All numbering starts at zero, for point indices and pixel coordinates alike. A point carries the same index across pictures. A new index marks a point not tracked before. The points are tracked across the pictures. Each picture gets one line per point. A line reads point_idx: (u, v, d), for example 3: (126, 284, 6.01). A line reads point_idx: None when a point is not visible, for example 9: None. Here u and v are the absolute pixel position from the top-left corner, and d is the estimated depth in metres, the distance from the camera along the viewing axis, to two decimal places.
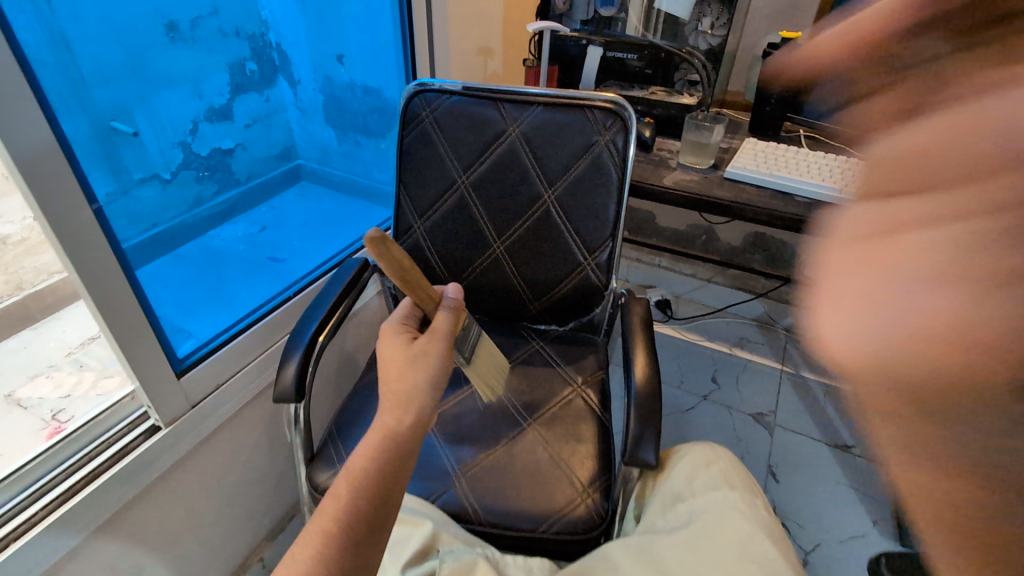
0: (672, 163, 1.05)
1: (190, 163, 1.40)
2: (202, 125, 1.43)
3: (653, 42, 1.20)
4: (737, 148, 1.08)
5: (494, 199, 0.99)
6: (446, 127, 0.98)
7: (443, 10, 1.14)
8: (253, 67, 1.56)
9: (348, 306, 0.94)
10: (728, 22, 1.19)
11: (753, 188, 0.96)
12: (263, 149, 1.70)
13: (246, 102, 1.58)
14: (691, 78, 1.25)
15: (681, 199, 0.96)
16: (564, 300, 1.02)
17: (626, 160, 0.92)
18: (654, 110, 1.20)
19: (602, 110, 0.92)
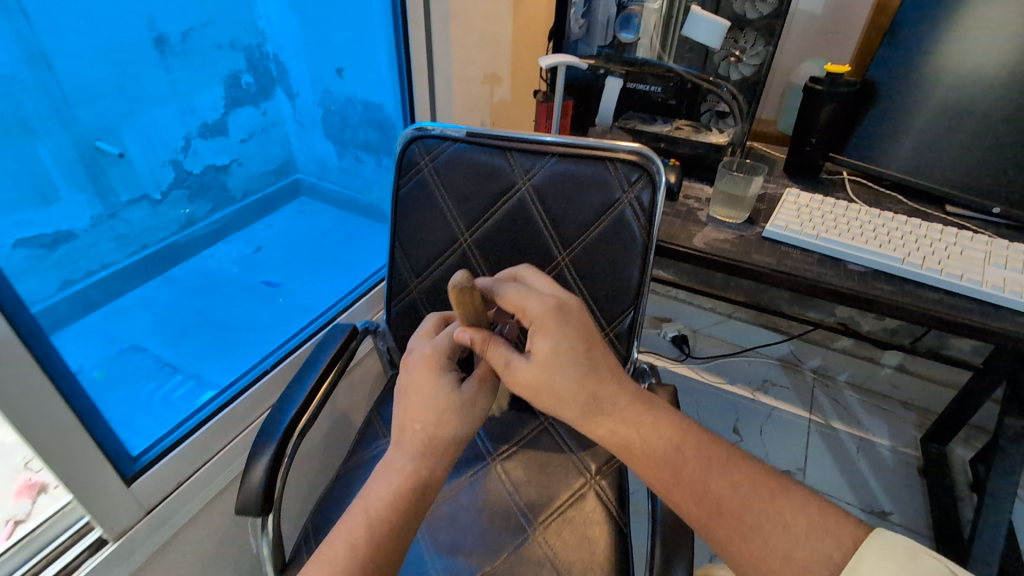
0: (702, 216, 0.94)
1: (180, 182, 1.96)
2: (195, 141, 2.00)
3: (679, 72, 1.10)
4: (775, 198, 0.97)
5: (500, 258, 0.87)
6: (447, 178, 0.86)
7: (446, 39, 1.02)
8: (249, 81, 2.10)
9: (331, 384, 0.83)
10: (763, 52, 1.07)
11: (798, 251, 0.84)
12: (260, 163, 2.28)
13: (245, 119, 2.14)
14: (718, 108, 1.14)
15: (716, 264, 0.84)
16: None
17: (652, 220, 0.81)
18: (678, 150, 1.08)
19: (625, 163, 0.80)
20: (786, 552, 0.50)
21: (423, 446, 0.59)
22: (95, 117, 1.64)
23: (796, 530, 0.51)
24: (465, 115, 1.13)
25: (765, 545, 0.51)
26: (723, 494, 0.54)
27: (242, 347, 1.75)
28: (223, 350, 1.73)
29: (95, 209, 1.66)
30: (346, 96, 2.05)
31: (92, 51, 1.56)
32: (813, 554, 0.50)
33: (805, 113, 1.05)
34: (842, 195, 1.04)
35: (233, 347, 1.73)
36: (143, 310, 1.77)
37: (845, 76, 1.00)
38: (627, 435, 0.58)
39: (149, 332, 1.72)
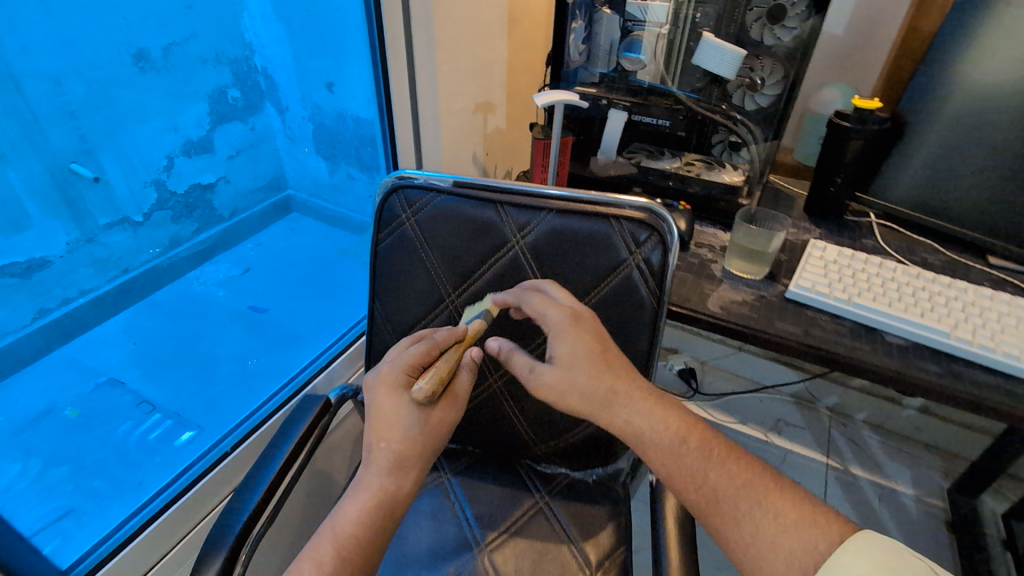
0: (716, 269, 0.85)
1: (162, 203, 1.92)
2: (178, 160, 1.95)
3: (689, 104, 1.03)
4: (798, 248, 0.87)
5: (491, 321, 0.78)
6: (431, 233, 0.77)
7: (433, 70, 0.92)
8: (236, 95, 2.05)
9: (295, 471, 0.75)
10: (783, 78, 0.96)
11: (827, 317, 0.74)
12: (249, 179, 2.20)
13: (230, 133, 2.08)
14: (732, 139, 1.04)
15: (737, 331, 0.74)
16: (580, 447, 0.82)
17: (663, 284, 0.72)
18: (689, 189, 0.99)
19: (632, 221, 0.71)
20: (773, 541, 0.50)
21: (393, 462, 0.58)
22: (71, 139, 1.56)
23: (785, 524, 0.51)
24: (455, 149, 1.03)
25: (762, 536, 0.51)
26: (720, 485, 0.55)
27: (227, 385, 1.57)
28: (203, 386, 1.58)
29: (72, 233, 1.62)
30: (336, 113, 1.85)
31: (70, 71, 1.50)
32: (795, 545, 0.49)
33: (830, 149, 0.95)
34: (871, 240, 0.94)
35: (214, 381, 1.60)
36: (123, 339, 1.70)
37: (875, 113, 0.89)
38: (638, 424, 0.60)
39: (127, 364, 1.63)
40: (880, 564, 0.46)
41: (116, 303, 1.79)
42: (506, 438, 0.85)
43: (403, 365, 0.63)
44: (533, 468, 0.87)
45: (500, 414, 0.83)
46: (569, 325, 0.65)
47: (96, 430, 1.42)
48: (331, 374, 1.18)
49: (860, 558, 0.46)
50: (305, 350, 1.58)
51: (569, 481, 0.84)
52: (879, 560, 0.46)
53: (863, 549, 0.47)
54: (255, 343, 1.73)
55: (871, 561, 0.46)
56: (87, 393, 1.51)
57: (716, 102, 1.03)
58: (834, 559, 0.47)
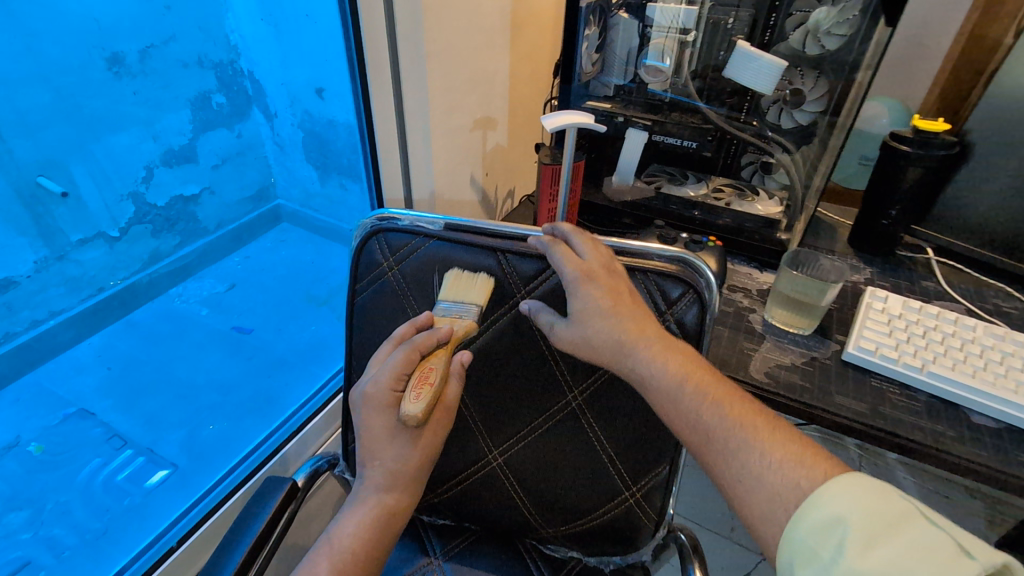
0: (754, 320, 0.72)
1: (142, 217, 1.64)
2: (158, 170, 1.65)
3: (717, 122, 0.90)
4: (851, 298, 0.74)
5: (490, 389, 0.66)
6: (417, 286, 0.64)
7: (423, 86, 0.79)
8: (221, 101, 1.74)
9: (262, 563, 0.62)
10: (827, 94, 0.83)
11: (895, 389, 0.62)
12: (236, 190, 1.86)
13: (214, 140, 1.77)
14: (764, 161, 0.91)
15: (785, 405, 0.61)
16: (596, 534, 0.69)
17: (700, 348, 0.59)
18: (719, 221, 0.87)
19: (662, 275, 0.59)
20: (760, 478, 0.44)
21: (388, 481, 0.55)
22: (35, 149, 1.34)
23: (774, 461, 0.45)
24: (450, 173, 0.91)
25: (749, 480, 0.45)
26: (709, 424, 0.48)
27: (210, 415, 1.30)
28: (183, 414, 1.31)
29: (38, 251, 1.39)
30: (328, 121, 1.48)
31: (31, 73, 1.28)
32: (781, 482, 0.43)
33: (884, 176, 0.82)
34: (932, 282, 0.82)
35: (198, 411, 1.32)
36: (97, 365, 1.43)
37: (939, 136, 0.77)
38: (638, 368, 0.52)
39: (100, 393, 1.36)
40: (863, 508, 0.39)
41: (90, 326, 1.51)
42: (509, 518, 0.72)
43: (388, 380, 0.52)
44: (539, 549, 0.75)
45: (500, 493, 0.71)
46: (589, 283, 0.54)
47: (61, 469, 1.18)
48: (303, 440, 1.06)
49: (841, 501, 0.40)
50: (306, 380, 1.31)
51: (581, 569, 0.73)
52: (863, 504, 0.40)
53: (846, 490, 0.41)
54: (242, 369, 1.43)
55: (853, 504, 0.40)
56: (53, 426, 1.27)
57: (746, 119, 0.90)
58: (812, 501, 0.41)
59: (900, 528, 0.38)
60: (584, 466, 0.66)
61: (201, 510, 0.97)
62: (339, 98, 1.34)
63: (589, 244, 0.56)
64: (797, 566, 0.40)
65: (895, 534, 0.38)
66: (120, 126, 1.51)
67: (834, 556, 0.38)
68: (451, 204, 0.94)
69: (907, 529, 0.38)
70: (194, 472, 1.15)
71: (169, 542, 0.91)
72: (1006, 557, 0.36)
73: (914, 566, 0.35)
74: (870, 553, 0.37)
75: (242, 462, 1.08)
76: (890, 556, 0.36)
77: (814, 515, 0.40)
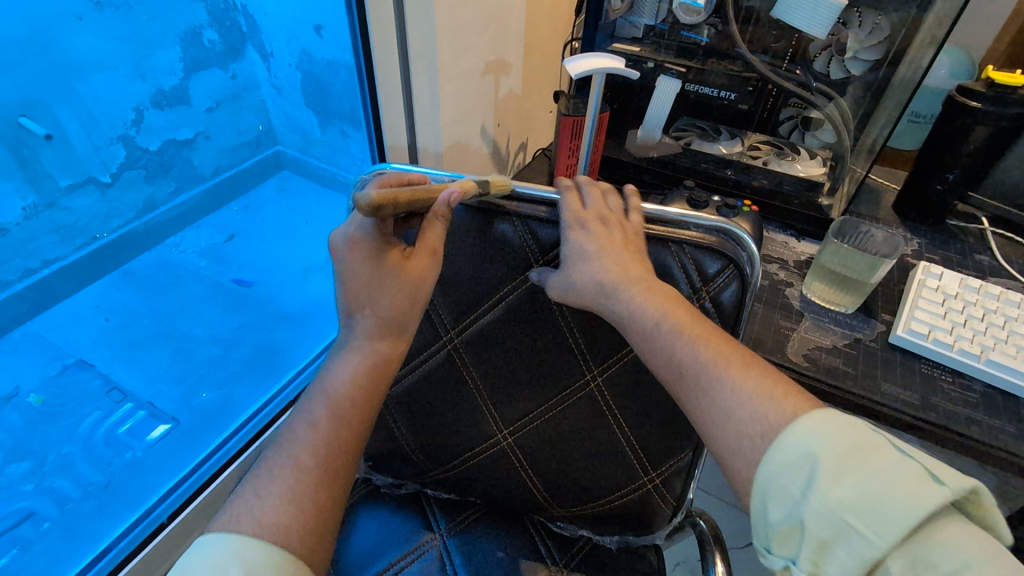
0: (791, 295, 0.66)
1: (135, 161, 1.51)
2: (148, 112, 1.50)
3: (760, 70, 0.80)
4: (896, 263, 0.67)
5: (500, 366, 0.61)
6: (427, 255, 0.58)
7: (431, 18, 0.69)
8: (213, 38, 1.55)
9: None
10: (886, 40, 0.74)
11: (949, 377, 0.57)
12: (232, 135, 1.72)
13: (206, 82, 1.60)
14: (805, 116, 0.83)
15: (824, 391, 0.57)
16: (610, 515, 0.66)
17: (737, 324, 0.54)
18: (753, 181, 0.80)
19: (697, 249, 0.52)
20: (727, 411, 0.42)
21: None
22: (15, 87, 1.20)
23: (745, 394, 0.42)
24: (459, 122, 0.82)
25: (722, 416, 0.43)
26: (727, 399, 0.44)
27: (210, 372, 1.25)
28: (186, 369, 1.25)
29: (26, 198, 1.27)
30: (328, 62, 1.33)
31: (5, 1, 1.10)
32: (749, 416, 0.41)
33: (945, 139, 0.74)
34: (986, 255, 0.76)
35: (197, 368, 1.26)
36: (95, 315, 1.35)
37: (1019, 91, 0.69)
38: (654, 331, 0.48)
39: (99, 344, 1.28)
40: (839, 440, 0.37)
41: (86, 274, 1.41)
42: (518, 496, 0.69)
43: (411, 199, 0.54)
44: (546, 525, 0.73)
45: (509, 472, 0.67)
46: (593, 244, 0.50)
47: (61, 422, 1.12)
48: None
49: (816, 434, 0.38)
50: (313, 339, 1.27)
51: (591, 548, 0.70)
52: (840, 436, 0.37)
53: (822, 423, 0.38)
54: (242, 324, 1.37)
55: (828, 436, 0.37)
56: (52, 377, 1.20)
57: (789, 67, 0.81)
58: (783, 436, 0.39)
59: (873, 459, 0.36)
60: (603, 448, 0.61)
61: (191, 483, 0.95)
62: (337, 33, 1.21)
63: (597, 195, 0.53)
64: (769, 501, 0.39)
65: (866, 465, 0.36)
66: (108, 64, 1.35)
67: (805, 491, 0.37)
68: (459, 157, 0.86)
69: (878, 460, 0.36)
70: (197, 430, 1.12)
71: (160, 518, 0.93)
72: (974, 482, 0.35)
73: (886, 501, 0.34)
74: (843, 489, 0.36)
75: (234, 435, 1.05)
76: (862, 491, 0.35)
77: (784, 450, 0.38)
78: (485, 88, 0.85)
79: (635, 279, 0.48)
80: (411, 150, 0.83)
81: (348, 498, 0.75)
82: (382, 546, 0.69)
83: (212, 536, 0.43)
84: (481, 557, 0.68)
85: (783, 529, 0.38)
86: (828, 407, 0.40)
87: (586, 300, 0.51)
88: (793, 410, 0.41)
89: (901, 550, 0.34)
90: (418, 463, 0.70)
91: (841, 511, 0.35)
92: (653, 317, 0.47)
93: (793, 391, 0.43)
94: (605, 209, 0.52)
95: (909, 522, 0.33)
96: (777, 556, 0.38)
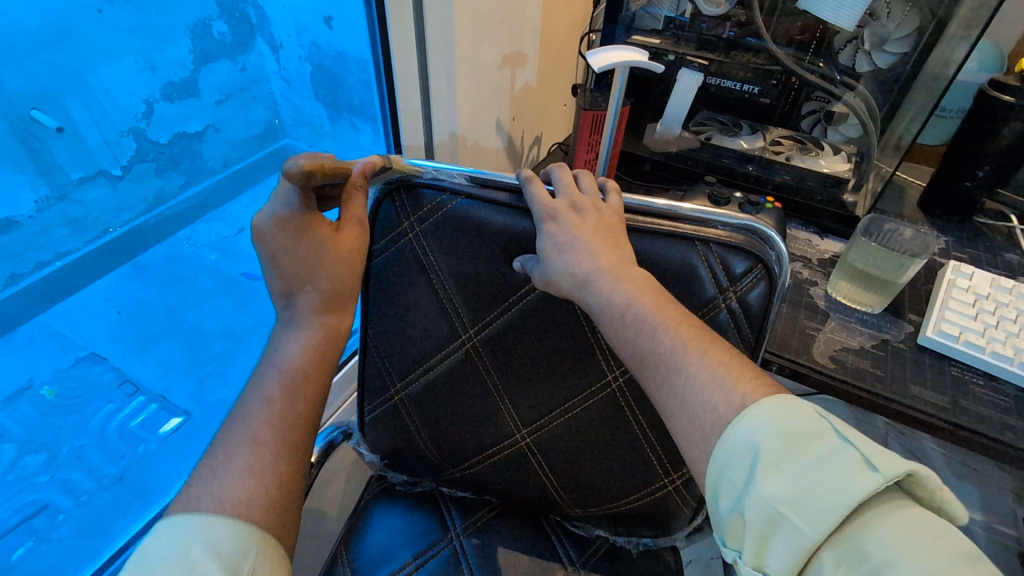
0: (816, 294, 0.66)
1: (145, 154, 1.50)
2: (158, 105, 1.48)
3: (784, 63, 0.79)
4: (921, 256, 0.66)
5: (519, 365, 0.60)
6: (444, 252, 0.57)
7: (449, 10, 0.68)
8: (223, 30, 1.52)
9: None
10: (915, 33, 0.73)
11: (981, 380, 0.56)
12: (242, 128, 1.71)
13: (217, 74, 1.58)
14: (829, 110, 0.81)
15: (852, 394, 0.56)
16: (628, 516, 0.65)
17: (763, 326, 0.52)
18: (776, 177, 0.79)
19: (724, 247, 0.51)
20: (681, 400, 0.42)
21: None
22: (28, 80, 1.19)
23: (699, 380, 0.42)
24: (474, 116, 0.81)
25: (676, 403, 0.43)
26: None
27: (221, 366, 1.25)
28: (197, 363, 1.25)
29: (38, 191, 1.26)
30: (338, 54, 1.31)
31: None
32: (701, 405, 0.41)
33: (975, 135, 0.72)
34: (1014, 254, 0.75)
35: (209, 361, 1.26)
36: (106, 308, 1.35)
37: None
38: None
39: (110, 337, 1.28)
40: (779, 431, 0.37)
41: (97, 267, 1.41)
42: (536, 496, 0.68)
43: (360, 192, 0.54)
44: (562, 525, 0.72)
45: (527, 472, 0.66)
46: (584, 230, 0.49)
47: (73, 414, 1.12)
48: None
49: (757, 425, 0.38)
50: None
51: (608, 549, 0.70)
52: (780, 427, 0.38)
53: (763, 414, 0.38)
54: (253, 317, 1.37)
55: (768, 428, 0.38)
56: (64, 369, 1.20)
57: (813, 60, 0.80)
58: (727, 430, 0.39)
59: (812, 447, 0.37)
60: (623, 449, 0.60)
61: None
62: (348, 24, 1.19)
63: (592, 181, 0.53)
64: (717, 495, 0.39)
65: (804, 454, 0.37)
66: (120, 57, 1.34)
67: (748, 484, 0.37)
68: (474, 151, 0.85)
69: (818, 448, 0.37)
70: (210, 425, 1.12)
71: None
72: (910, 466, 0.35)
73: (822, 493, 0.35)
74: (781, 480, 0.36)
75: None
76: (799, 482, 0.36)
77: (727, 444, 0.39)
78: (500, 82, 0.84)
79: (608, 263, 0.47)
80: (427, 144, 0.82)
81: (364, 495, 0.74)
82: (397, 544, 0.68)
83: (172, 517, 0.41)
84: (497, 555, 0.67)
85: (730, 522, 0.38)
86: (774, 396, 0.40)
87: (565, 290, 0.49)
88: (743, 397, 0.41)
89: (837, 540, 0.34)
90: (434, 462, 0.70)
91: (778, 503, 0.36)
92: (622, 303, 0.46)
93: (748, 370, 0.43)
94: (576, 195, 0.51)
95: (840, 511, 0.34)
96: (729, 549, 0.39)
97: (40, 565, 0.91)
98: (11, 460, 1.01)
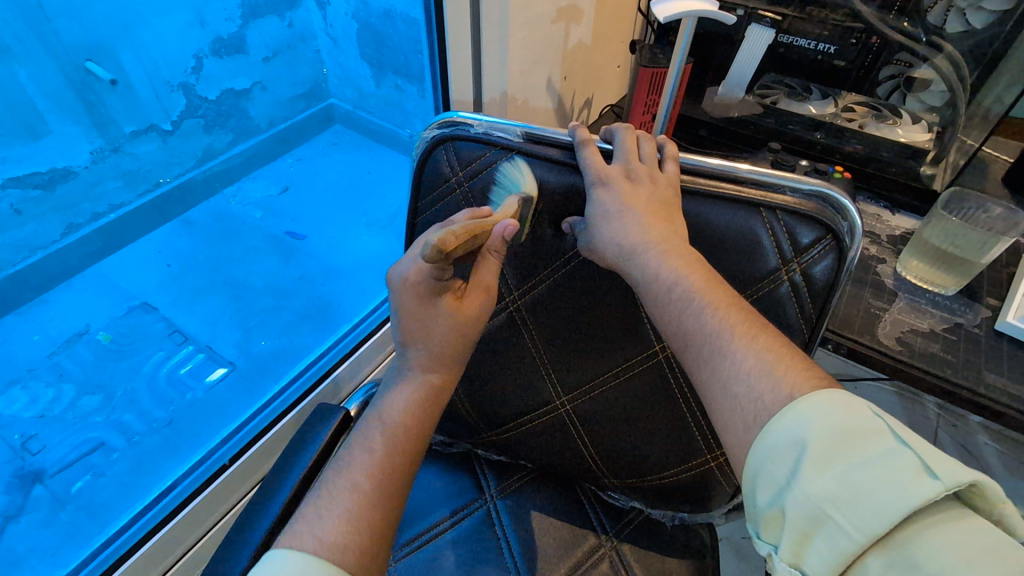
0: (884, 273, 0.68)
1: (195, 110, 1.51)
2: (207, 61, 1.48)
3: (868, 21, 0.76)
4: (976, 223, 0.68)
5: (564, 332, 0.58)
6: (489, 212, 0.56)
7: None
8: None
9: None
10: None
11: None
12: (288, 87, 1.67)
13: (265, 30, 1.54)
14: (910, 75, 0.78)
15: (917, 376, 0.58)
16: (667, 490, 0.64)
17: (827, 304, 0.49)
18: (846, 147, 0.78)
19: (792, 217, 0.47)
20: (725, 384, 0.39)
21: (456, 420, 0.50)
22: (81, 29, 1.21)
23: (746, 366, 0.38)
24: (526, 73, 0.78)
25: (718, 387, 0.39)
26: None
27: (262, 317, 1.27)
28: (240, 314, 1.28)
29: (93, 140, 1.31)
30: (385, 12, 1.27)
31: None
32: (746, 391, 0.38)
33: None
34: None
35: (253, 315, 1.28)
36: (158, 261, 1.39)
37: None
38: None
39: (162, 288, 1.33)
40: (829, 426, 0.34)
41: (146, 221, 1.44)
42: (574, 464, 0.68)
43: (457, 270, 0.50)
44: (597, 495, 0.71)
45: (565, 440, 0.65)
46: (635, 200, 0.46)
47: (128, 360, 1.18)
48: (358, 361, 1.06)
49: (805, 419, 0.35)
50: (363, 294, 1.27)
51: (643, 519, 0.69)
52: (831, 420, 0.34)
53: (812, 407, 0.35)
54: (297, 277, 1.36)
55: (818, 421, 0.34)
56: (119, 317, 1.26)
57: (898, 18, 0.75)
58: (772, 419, 0.36)
59: (865, 446, 0.33)
60: (666, 423, 0.59)
61: (250, 430, 0.97)
62: None
63: (651, 144, 0.49)
64: (755, 486, 0.36)
65: (855, 453, 0.33)
66: (168, 8, 1.33)
67: (791, 479, 0.34)
68: (524, 110, 0.83)
69: (871, 447, 0.33)
70: (252, 375, 1.15)
71: (221, 460, 0.93)
72: (977, 476, 0.31)
73: (873, 493, 0.31)
74: (826, 479, 0.33)
75: (293, 383, 1.05)
76: (847, 481, 0.32)
77: (771, 435, 0.35)
78: (554, 39, 0.80)
79: (658, 236, 0.44)
80: (477, 102, 0.80)
81: None
82: (434, 502, 0.69)
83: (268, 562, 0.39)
84: (533, 516, 0.68)
85: (767, 516, 0.35)
86: (826, 388, 0.36)
87: (607, 259, 0.46)
88: (791, 388, 0.37)
89: (885, 546, 0.31)
90: (472, 425, 0.70)
91: (822, 502, 0.32)
92: (668, 280, 0.42)
93: (801, 358, 0.39)
94: (632, 162, 0.48)
95: (892, 517, 0.30)
96: (764, 542, 0.36)
97: (95, 498, 0.95)
98: (72, 400, 1.09)
